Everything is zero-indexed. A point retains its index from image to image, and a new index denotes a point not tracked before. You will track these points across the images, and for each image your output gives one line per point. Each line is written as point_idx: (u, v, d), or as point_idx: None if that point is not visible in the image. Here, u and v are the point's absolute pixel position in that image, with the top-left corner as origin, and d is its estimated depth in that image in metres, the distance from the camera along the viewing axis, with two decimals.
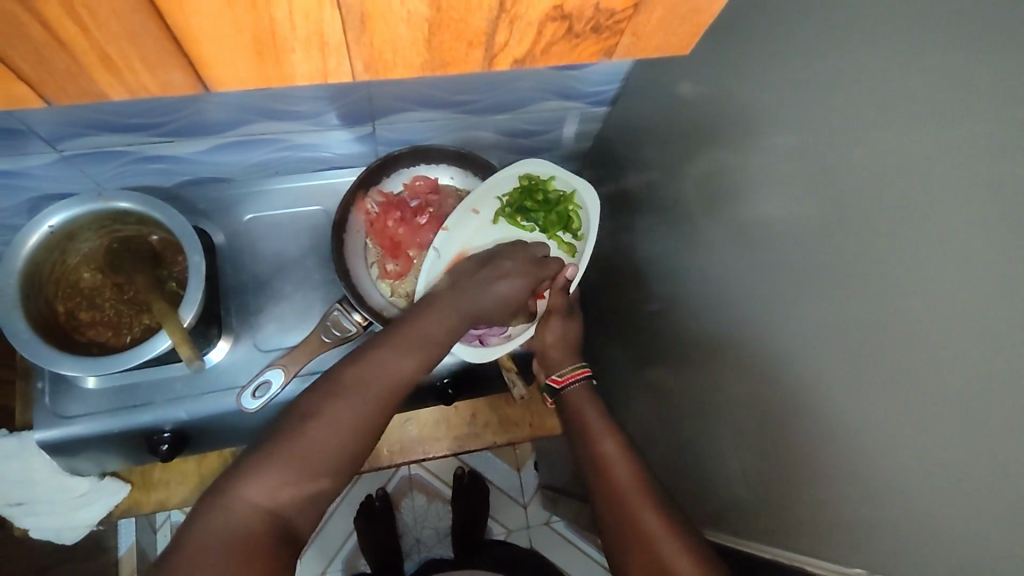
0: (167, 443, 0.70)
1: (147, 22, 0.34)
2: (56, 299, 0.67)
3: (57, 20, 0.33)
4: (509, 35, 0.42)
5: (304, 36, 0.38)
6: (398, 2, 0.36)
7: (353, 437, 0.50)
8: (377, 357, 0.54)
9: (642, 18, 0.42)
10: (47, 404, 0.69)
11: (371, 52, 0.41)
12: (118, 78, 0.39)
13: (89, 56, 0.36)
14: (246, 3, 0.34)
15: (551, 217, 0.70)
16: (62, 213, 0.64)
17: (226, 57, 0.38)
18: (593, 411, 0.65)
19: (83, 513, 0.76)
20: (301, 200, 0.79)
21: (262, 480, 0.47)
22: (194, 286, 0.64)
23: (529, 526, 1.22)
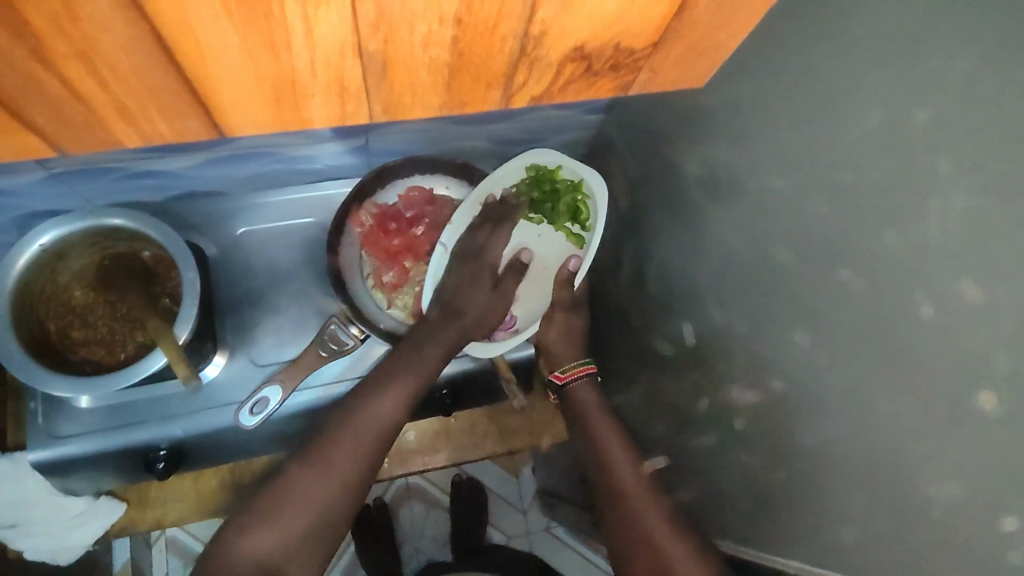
0: (162, 462, 0.69)
1: (166, 74, 0.37)
2: (47, 318, 0.66)
3: (75, 76, 0.35)
4: (528, 77, 0.44)
5: (324, 83, 0.40)
6: (420, 51, 0.39)
7: (345, 482, 0.61)
8: (370, 402, 0.64)
9: (661, 56, 0.45)
10: (41, 424, 0.68)
11: (390, 96, 0.44)
12: (134, 127, 0.42)
13: (106, 108, 0.39)
14: (268, 53, 0.36)
15: (559, 208, 0.71)
16: (53, 231, 0.63)
17: (240, 102, 0.41)
18: (593, 408, 0.69)
19: (79, 534, 0.75)
20: (295, 213, 0.78)
21: (267, 531, 0.57)
22: (188, 302, 0.63)
23: (529, 531, 1.22)
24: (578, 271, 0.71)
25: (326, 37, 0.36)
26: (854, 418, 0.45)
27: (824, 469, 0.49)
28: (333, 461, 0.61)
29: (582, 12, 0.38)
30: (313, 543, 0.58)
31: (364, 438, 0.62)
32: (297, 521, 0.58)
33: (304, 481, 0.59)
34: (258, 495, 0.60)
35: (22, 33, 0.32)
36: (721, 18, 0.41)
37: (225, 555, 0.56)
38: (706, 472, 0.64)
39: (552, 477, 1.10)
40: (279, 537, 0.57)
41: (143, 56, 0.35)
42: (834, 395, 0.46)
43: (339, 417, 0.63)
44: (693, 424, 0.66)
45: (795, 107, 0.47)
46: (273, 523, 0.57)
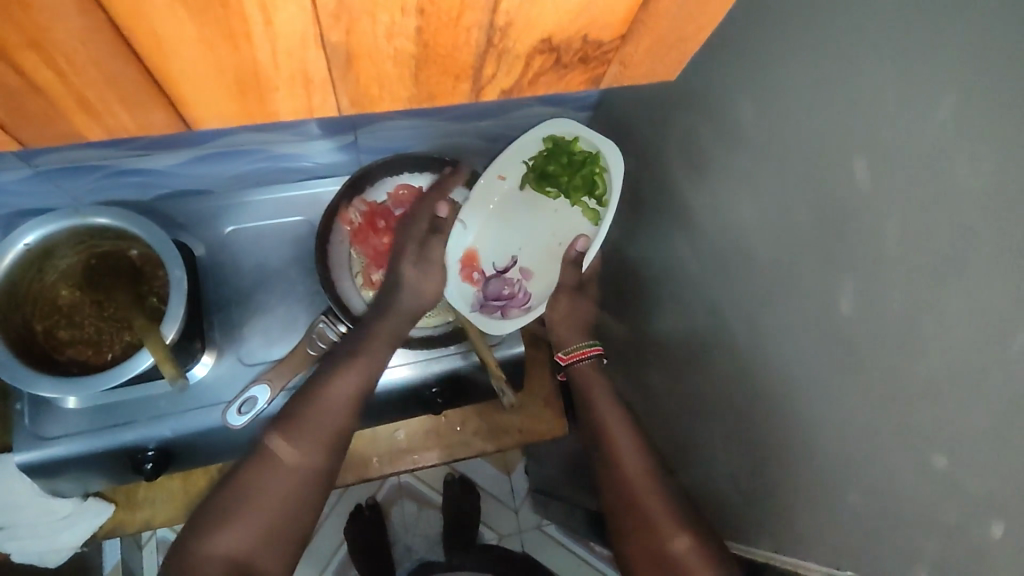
0: (151, 463, 0.69)
1: (126, 65, 0.37)
2: (33, 317, 0.66)
3: (33, 66, 0.35)
4: (496, 68, 0.44)
5: (287, 76, 0.40)
6: (384, 42, 0.39)
7: (314, 460, 0.63)
8: (332, 381, 0.65)
9: (630, 48, 0.45)
10: (27, 425, 0.68)
11: (358, 89, 0.44)
12: (96, 119, 0.41)
13: (66, 100, 0.39)
14: (227, 44, 0.36)
15: (576, 182, 0.72)
16: (37, 231, 0.63)
17: (203, 95, 0.41)
18: (601, 395, 0.72)
19: (64, 537, 0.74)
20: (284, 211, 0.78)
21: (238, 527, 0.59)
22: (175, 301, 0.63)
23: (521, 530, 1.22)
24: (586, 250, 0.72)
25: (287, 28, 0.36)
26: (845, 412, 0.46)
27: (818, 458, 0.49)
28: (296, 457, 0.62)
29: (546, 3, 0.38)
30: (281, 528, 0.61)
31: (324, 419, 0.64)
32: (263, 519, 0.60)
33: (270, 460, 0.61)
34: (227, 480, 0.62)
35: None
36: (688, 9, 0.41)
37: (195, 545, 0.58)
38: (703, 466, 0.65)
39: (544, 475, 1.10)
40: (246, 528, 0.59)
41: (102, 47, 0.35)
42: (827, 387, 0.47)
43: (303, 397, 0.65)
44: (697, 411, 0.67)
45: (783, 103, 0.48)
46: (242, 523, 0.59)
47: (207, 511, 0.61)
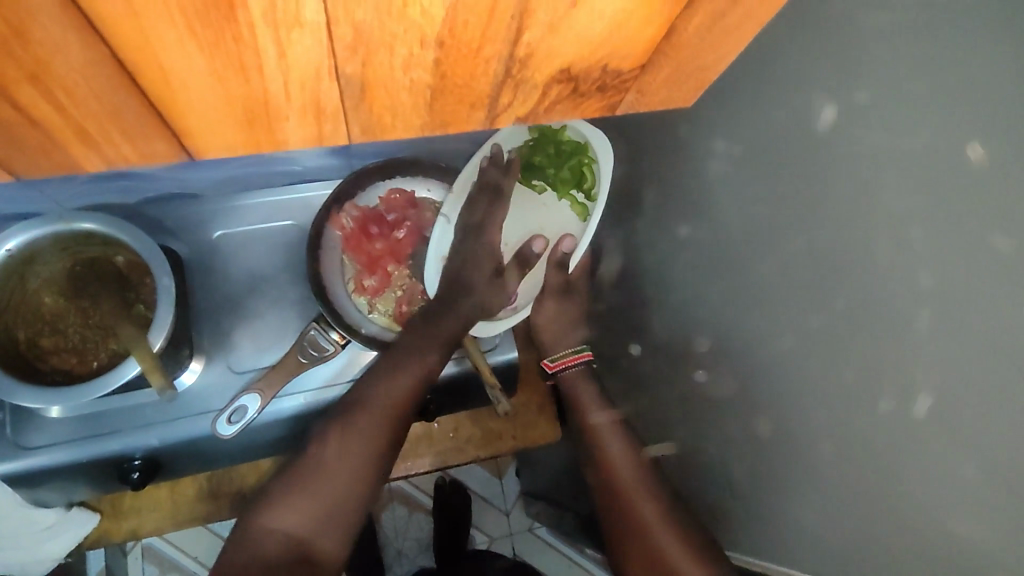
0: (138, 472, 0.67)
1: (129, 96, 0.34)
2: (16, 326, 0.64)
3: (32, 101, 0.33)
4: (513, 97, 0.42)
5: (299, 104, 0.38)
6: (401, 73, 0.37)
7: (371, 453, 0.65)
8: (391, 375, 0.66)
9: (648, 77, 0.43)
10: (8, 436, 0.66)
11: (370, 117, 0.42)
12: (94, 149, 0.38)
13: (63, 130, 0.36)
14: (237, 76, 0.34)
15: (563, 175, 0.70)
16: (21, 235, 0.61)
17: (209, 123, 0.38)
18: (586, 393, 0.75)
19: (49, 545, 0.71)
20: (273, 216, 0.77)
21: (289, 511, 0.62)
22: (164, 309, 0.62)
23: (511, 532, 1.22)
24: (574, 247, 0.72)
25: (300, 61, 0.34)
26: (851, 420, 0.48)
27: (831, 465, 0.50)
28: (353, 446, 0.64)
29: (568, 31, 0.36)
30: (335, 522, 0.63)
31: (383, 411, 0.65)
32: (320, 499, 0.62)
33: (330, 450, 0.64)
34: (286, 471, 0.65)
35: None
36: (709, 40, 0.40)
37: (250, 535, 0.61)
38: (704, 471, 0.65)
39: (535, 478, 1.10)
40: (301, 518, 0.62)
41: (103, 78, 0.32)
42: None
43: (365, 392, 0.66)
44: (691, 420, 0.67)
45: None
46: (299, 502, 0.62)
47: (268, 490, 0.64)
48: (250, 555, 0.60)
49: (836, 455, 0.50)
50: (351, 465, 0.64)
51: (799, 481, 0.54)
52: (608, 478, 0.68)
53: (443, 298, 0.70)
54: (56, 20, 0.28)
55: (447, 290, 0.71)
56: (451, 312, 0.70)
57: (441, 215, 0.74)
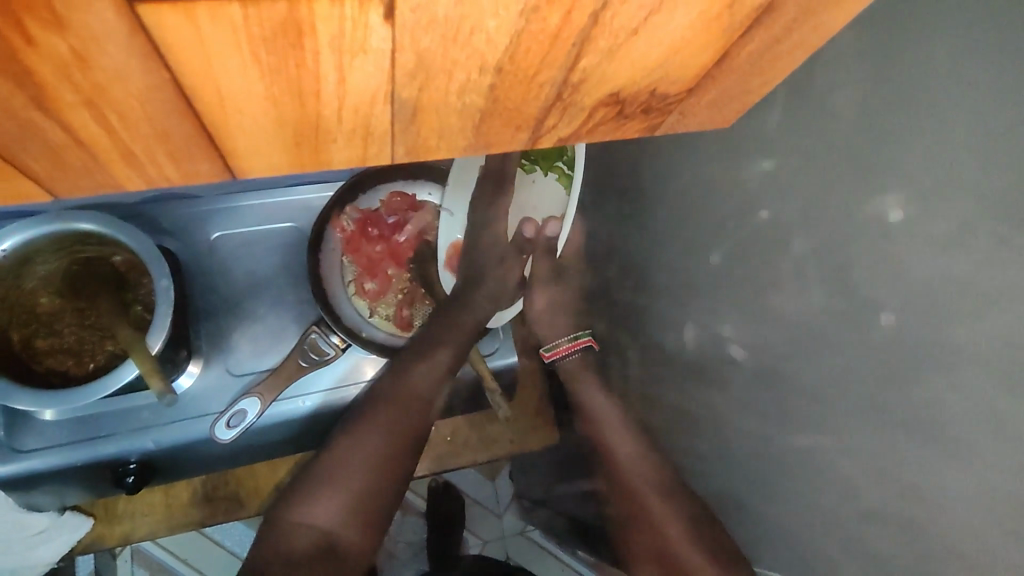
0: (132, 476, 0.65)
1: (182, 121, 0.29)
2: (12, 327, 0.63)
3: (81, 124, 0.28)
4: (559, 120, 0.37)
5: (348, 129, 0.33)
6: (455, 96, 0.32)
7: (394, 445, 0.68)
8: (407, 369, 0.70)
9: (694, 100, 0.39)
10: (2, 438, 0.65)
11: (416, 139, 0.36)
12: (139, 171, 0.32)
13: (111, 153, 0.30)
14: (294, 102, 0.29)
15: (547, 151, 0.66)
16: (16, 237, 0.59)
17: (257, 146, 0.33)
18: (587, 381, 0.77)
19: (41, 551, 0.69)
20: (273, 218, 0.76)
21: (319, 507, 0.65)
22: (162, 309, 0.61)
23: (504, 536, 1.22)
24: (558, 233, 0.72)
25: (359, 87, 0.29)
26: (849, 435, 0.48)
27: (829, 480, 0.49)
28: (377, 441, 0.68)
29: (626, 56, 0.32)
30: (360, 517, 0.66)
31: (404, 404, 0.69)
32: (348, 493, 0.66)
33: (350, 445, 0.67)
34: (309, 470, 0.68)
35: (17, 82, 0.24)
36: (760, 64, 0.36)
37: (283, 533, 0.64)
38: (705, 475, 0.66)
39: (529, 483, 1.10)
40: (330, 513, 0.65)
41: (161, 105, 0.28)
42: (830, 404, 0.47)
43: (382, 388, 0.69)
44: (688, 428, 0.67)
45: None
46: (330, 497, 0.65)
47: (296, 488, 0.67)
48: (285, 549, 0.63)
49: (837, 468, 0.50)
50: (374, 455, 0.67)
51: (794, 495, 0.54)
52: (618, 472, 0.70)
53: (455, 301, 0.73)
54: (123, 50, 0.24)
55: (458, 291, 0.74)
56: (463, 312, 0.73)
57: (443, 206, 0.74)
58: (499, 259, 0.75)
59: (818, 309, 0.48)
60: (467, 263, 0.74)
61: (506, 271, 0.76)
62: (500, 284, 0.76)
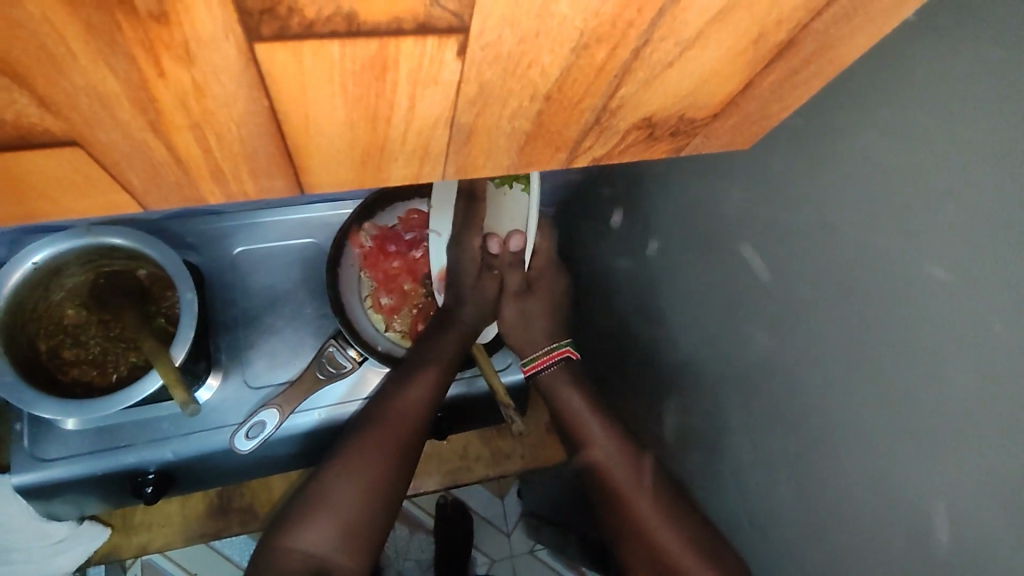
0: (152, 486, 0.67)
1: (268, 144, 0.31)
2: (38, 338, 0.65)
3: (182, 144, 0.29)
4: (595, 141, 0.38)
5: (409, 149, 0.34)
6: (507, 118, 0.33)
7: (388, 463, 0.68)
8: (396, 389, 0.70)
9: (720, 123, 0.40)
10: (26, 447, 0.67)
11: (467, 158, 0.37)
12: (223, 187, 0.34)
13: (202, 170, 0.32)
14: (367, 126, 0.31)
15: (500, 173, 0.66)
16: (46, 249, 0.62)
17: (329, 164, 0.34)
18: (573, 393, 0.74)
19: (61, 559, 0.71)
20: (290, 234, 0.78)
21: (309, 528, 0.65)
22: (186, 322, 0.62)
23: (513, 554, 1.22)
24: (522, 246, 0.74)
25: (426, 114, 0.31)
26: (845, 455, 0.48)
27: (841, 493, 0.49)
28: (365, 462, 0.68)
29: (664, 84, 0.33)
30: (352, 537, 0.66)
31: (395, 423, 0.69)
32: (337, 514, 0.66)
33: (338, 466, 0.68)
34: (304, 493, 0.68)
35: (141, 107, 0.26)
36: (780, 94, 0.37)
37: (276, 556, 0.65)
38: (715, 490, 0.66)
39: (535, 500, 1.10)
40: (320, 535, 0.65)
41: (255, 127, 0.29)
42: (851, 420, 0.47)
43: (374, 408, 0.70)
44: (695, 447, 0.67)
45: (783, 151, 0.49)
46: (323, 518, 0.66)
47: (293, 509, 0.68)
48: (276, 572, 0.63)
49: (840, 487, 0.49)
50: (364, 475, 0.68)
51: (802, 515, 0.54)
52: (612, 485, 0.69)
53: (445, 317, 0.75)
54: (235, 81, 0.26)
55: (447, 311, 0.75)
56: (453, 331, 0.74)
57: (431, 228, 0.75)
58: (476, 270, 0.76)
59: (818, 325, 0.49)
60: (458, 280, 0.76)
61: (484, 286, 0.76)
62: (485, 299, 0.76)
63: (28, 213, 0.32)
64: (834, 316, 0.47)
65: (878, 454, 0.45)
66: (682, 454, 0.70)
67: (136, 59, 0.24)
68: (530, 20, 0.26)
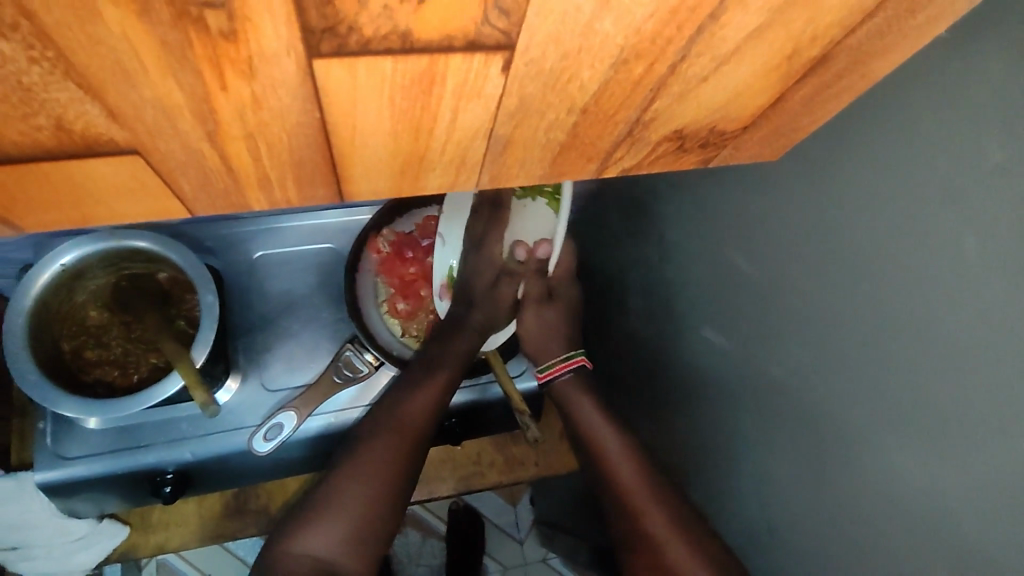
0: (170, 486, 0.68)
1: (314, 153, 0.31)
2: (62, 337, 0.66)
3: (235, 153, 0.30)
4: (627, 153, 0.38)
5: (448, 160, 0.34)
6: (544, 130, 0.34)
7: (395, 467, 0.69)
8: (404, 394, 0.70)
9: (748, 135, 0.40)
10: (49, 445, 0.68)
11: (501, 168, 0.37)
12: (268, 194, 0.34)
13: (250, 177, 0.32)
14: (411, 137, 0.31)
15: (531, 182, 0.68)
16: (73, 251, 0.63)
17: (372, 174, 0.34)
18: (586, 402, 0.75)
19: (82, 555, 0.73)
20: (309, 239, 0.79)
21: (317, 529, 0.66)
22: (207, 325, 0.63)
23: (526, 562, 1.21)
24: (549, 254, 0.76)
25: (468, 125, 0.32)
26: (864, 472, 0.48)
27: (868, 510, 0.49)
28: (373, 467, 0.68)
29: (699, 97, 0.33)
30: (358, 539, 0.67)
31: (403, 428, 0.69)
32: (345, 516, 0.67)
33: (346, 469, 0.68)
34: (312, 494, 0.69)
35: (202, 119, 0.27)
36: (812, 107, 0.37)
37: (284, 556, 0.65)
38: (731, 503, 0.66)
39: (548, 507, 1.10)
40: (328, 537, 0.66)
41: (303, 138, 0.30)
42: (875, 437, 0.46)
43: (382, 412, 0.70)
44: (711, 458, 0.67)
45: (801, 162, 0.49)
46: (331, 521, 0.66)
47: (302, 509, 0.69)
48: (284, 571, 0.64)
49: (865, 502, 0.49)
50: (372, 479, 0.68)
51: (824, 530, 0.54)
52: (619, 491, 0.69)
53: (455, 322, 0.75)
54: (290, 93, 0.27)
55: (457, 316, 0.75)
56: (462, 336, 0.74)
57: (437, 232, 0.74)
58: (490, 276, 0.77)
59: (838, 337, 0.48)
60: (469, 286, 0.76)
61: (499, 292, 0.77)
62: (496, 304, 0.77)
63: (81, 219, 0.32)
64: (854, 330, 0.47)
65: (899, 471, 0.45)
66: (697, 465, 0.70)
67: (201, 73, 0.25)
68: (573, 37, 0.27)
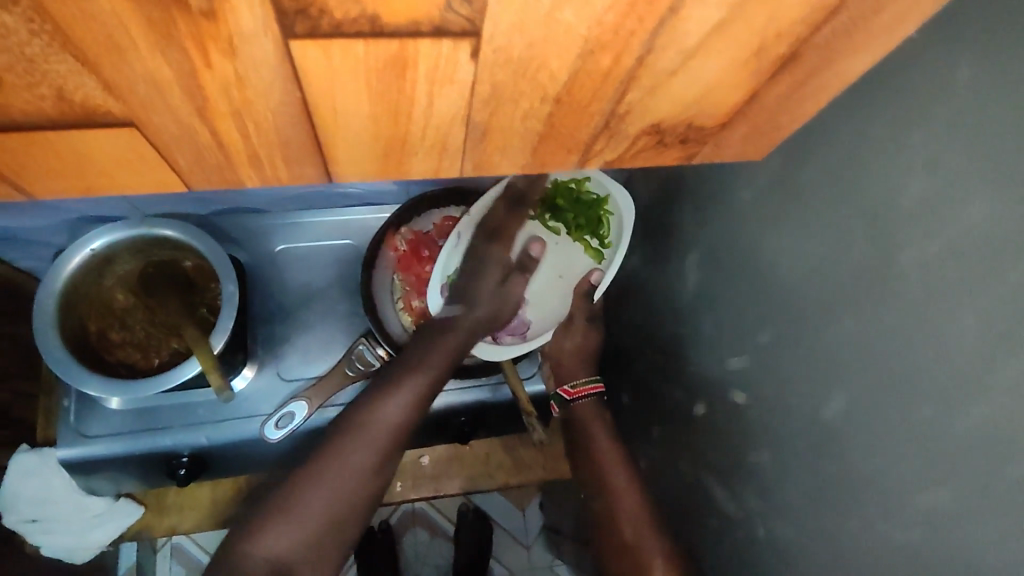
0: (185, 469, 0.70)
1: (301, 132, 0.33)
2: (89, 319, 0.68)
3: (224, 130, 0.31)
4: (605, 146, 0.39)
5: (428, 144, 0.36)
6: (520, 118, 0.34)
7: (367, 473, 0.62)
8: (385, 391, 0.64)
9: (728, 132, 0.40)
10: (71, 422, 0.70)
11: (483, 155, 0.38)
12: (258, 171, 0.36)
13: (241, 154, 0.34)
14: (390, 120, 0.33)
15: (580, 219, 0.70)
16: (105, 237, 0.66)
17: (357, 156, 0.36)
18: (600, 428, 0.74)
19: (98, 534, 0.76)
20: (329, 235, 0.81)
21: (273, 532, 0.58)
22: (226, 313, 0.65)
23: (533, 568, 1.21)
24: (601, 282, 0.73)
25: (444, 111, 0.33)
26: (837, 484, 0.47)
27: (827, 519, 0.48)
28: (345, 466, 0.61)
29: (673, 90, 0.34)
30: (313, 549, 0.59)
31: (382, 427, 0.63)
32: (306, 519, 0.59)
33: (315, 465, 0.61)
34: (274, 490, 0.61)
35: (190, 94, 0.29)
36: (787, 104, 0.37)
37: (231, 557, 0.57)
38: (702, 511, 0.65)
39: (557, 513, 1.09)
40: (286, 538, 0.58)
41: (286, 117, 0.31)
42: (839, 441, 0.46)
43: (357, 409, 0.64)
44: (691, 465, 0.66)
45: (796, 166, 0.49)
46: (291, 523, 0.59)
47: (263, 504, 0.61)
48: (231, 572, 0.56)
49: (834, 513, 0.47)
50: (342, 479, 0.61)
51: (793, 545, 0.52)
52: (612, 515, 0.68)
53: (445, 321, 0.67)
54: (271, 73, 0.28)
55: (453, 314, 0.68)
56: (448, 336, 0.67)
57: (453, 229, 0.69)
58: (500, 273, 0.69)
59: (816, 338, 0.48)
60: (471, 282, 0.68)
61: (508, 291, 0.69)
62: (496, 305, 0.69)
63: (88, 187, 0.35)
64: (835, 331, 0.46)
65: (869, 484, 0.44)
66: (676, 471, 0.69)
67: (186, 50, 0.26)
68: (537, 26, 0.28)
